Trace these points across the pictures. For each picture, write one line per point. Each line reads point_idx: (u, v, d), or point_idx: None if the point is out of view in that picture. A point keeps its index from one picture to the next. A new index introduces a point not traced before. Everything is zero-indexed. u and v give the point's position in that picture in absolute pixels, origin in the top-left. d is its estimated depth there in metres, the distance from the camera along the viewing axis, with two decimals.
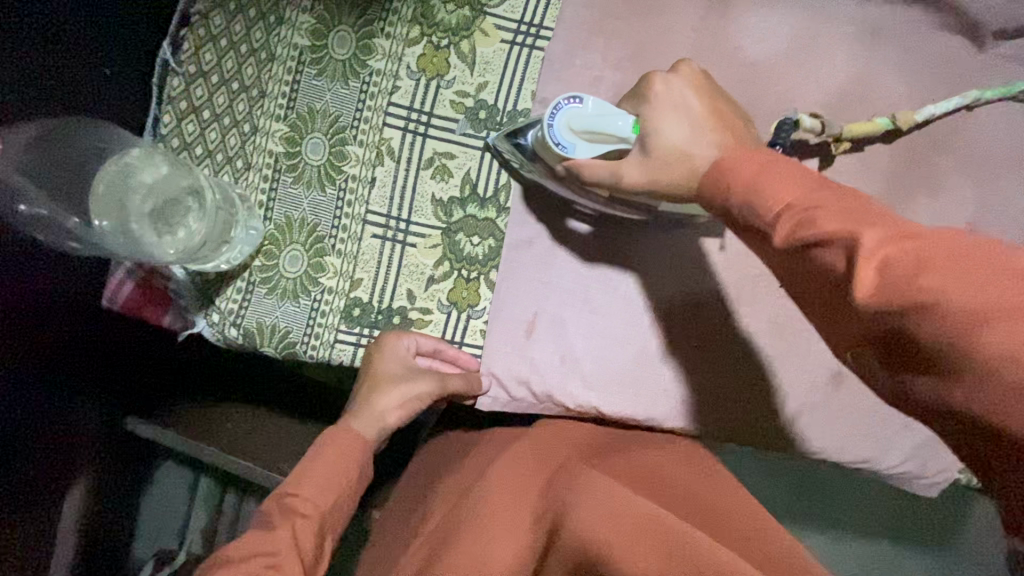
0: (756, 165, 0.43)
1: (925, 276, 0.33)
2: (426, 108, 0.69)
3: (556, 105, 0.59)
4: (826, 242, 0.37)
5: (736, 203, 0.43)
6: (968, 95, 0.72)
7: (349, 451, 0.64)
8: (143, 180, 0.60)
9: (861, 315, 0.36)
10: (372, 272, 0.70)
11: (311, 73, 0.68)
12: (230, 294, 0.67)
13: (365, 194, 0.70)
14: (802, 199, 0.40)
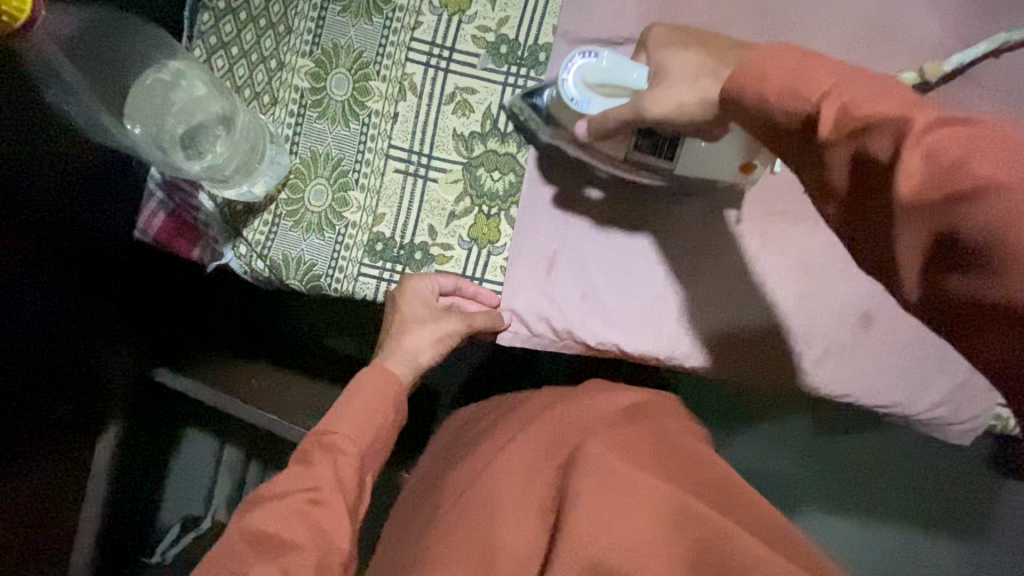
0: (791, 67, 0.41)
1: (974, 160, 0.35)
2: (448, 43, 0.70)
3: (569, 59, 0.59)
4: (875, 129, 0.37)
5: (772, 102, 0.41)
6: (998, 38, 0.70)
7: (382, 390, 0.65)
8: (179, 101, 0.63)
9: (909, 209, 0.37)
10: (395, 206, 0.71)
11: (335, 9, 0.69)
12: (257, 226, 0.69)
13: (388, 128, 0.70)
14: (844, 91, 0.39)
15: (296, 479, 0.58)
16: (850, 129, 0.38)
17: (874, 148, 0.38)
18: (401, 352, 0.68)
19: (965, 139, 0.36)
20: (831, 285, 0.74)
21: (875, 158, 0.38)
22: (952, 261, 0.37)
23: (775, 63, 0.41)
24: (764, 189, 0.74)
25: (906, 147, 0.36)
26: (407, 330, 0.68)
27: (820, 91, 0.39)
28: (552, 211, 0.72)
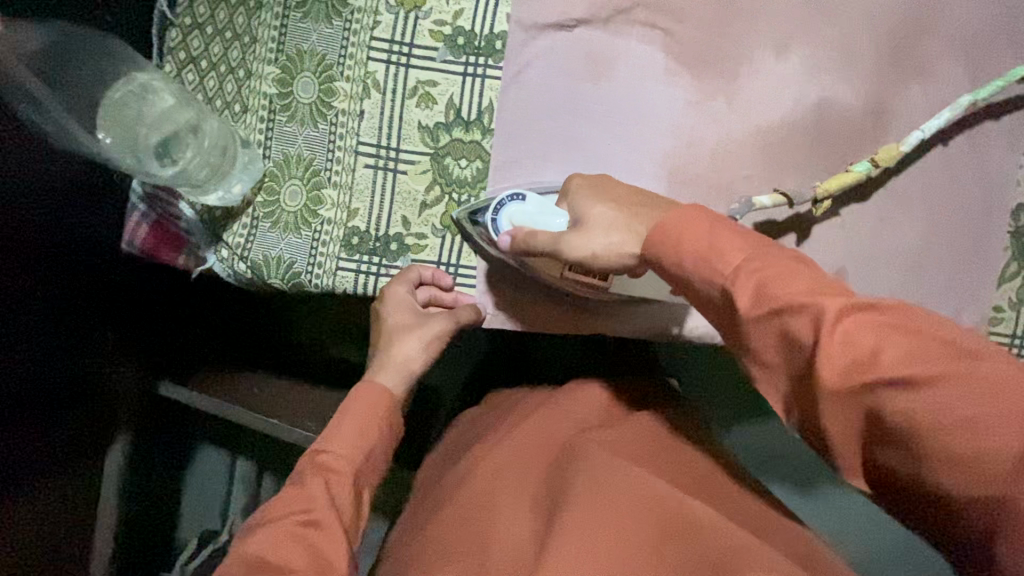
0: (705, 232, 0.48)
1: (881, 351, 0.40)
2: (407, 40, 0.72)
3: (500, 202, 0.68)
4: (794, 310, 0.42)
5: (694, 271, 0.48)
6: (961, 102, 0.73)
7: (376, 402, 0.67)
8: (150, 111, 0.66)
9: (833, 395, 0.41)
10: (368, 202, 0.73)
11: (296, 16, 0.72)
12: (236, 230, 0.72)
13: (355, 126, 0.73)
14: (755, 265, 0.45)
15: (291, 502, 0.59)
16: (773, 308, 0.43)
17: (798, 328, 0.43)
18: (394, 363, 0.72)
19: (877, 327, 0.41)
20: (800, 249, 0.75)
21: (803, 338, 0.43)
22: (883, 430, 0.41)
23: (690, 235, 0.48)
24: (730, 154, 0.74)
25: (828, 330, 0.41)
26: (395, 340, 0.72)
27: (728, 268, 0.46)
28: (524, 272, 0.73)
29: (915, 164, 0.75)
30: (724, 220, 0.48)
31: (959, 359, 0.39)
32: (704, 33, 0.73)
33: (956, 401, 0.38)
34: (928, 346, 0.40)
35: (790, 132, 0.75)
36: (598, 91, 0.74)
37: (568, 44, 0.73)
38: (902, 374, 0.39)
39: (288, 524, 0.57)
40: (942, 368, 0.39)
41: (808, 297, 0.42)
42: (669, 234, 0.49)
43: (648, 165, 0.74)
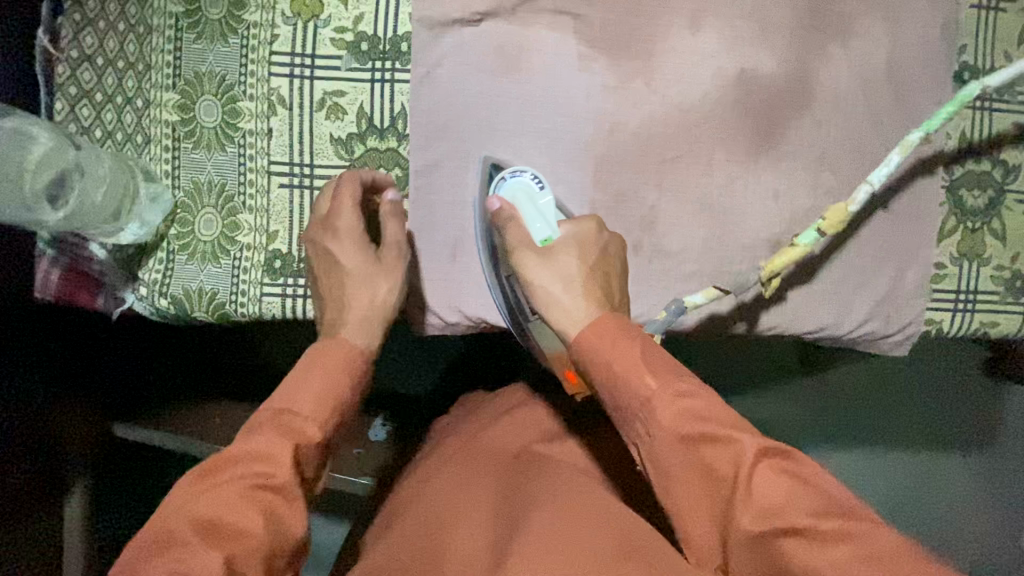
0: (638, 348, 0.51)
1: (788, 505, 0.43)
2: (309, 51, 0.70)
3: (524, 172, 0.69)
4: (715, 439, 0.46)
5: (620, 381, 0.50)
6: (907, 143, 0.70)
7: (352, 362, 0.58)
8: (29, 154, 0.58)
9: (742, 532, 0.44)
10: (287, 222, 0.71)
11: (190, 38, 0.69)
12: (153, 266, 0.69)
13: (264, 146, 0.70)
14: (683, 391, 0.48)
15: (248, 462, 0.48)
16: (692, 433, 0.47)
17: (714, 459, 0.46)
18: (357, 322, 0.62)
19: (786, 477, 0.44)
20: (734, 225, 0.74)
21: (716, 468, 0.46)
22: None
23: (623, 348, 0.51)
24: (655, 135, 0.73)
25: (744, 464, 0.45)
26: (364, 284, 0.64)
27: (651, 388, 0.49)
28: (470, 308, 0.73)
29: (842, 126, 0.74)
30: (649, 342, 0.52)
31: (853, 518, 0.42)
32: (614, 15, 0.71)
33: (847, 561, 0.41)
34: (829, 505, 0.43)
35: (713, 108, 0.73)
36: (512, 85, 0.71)
37: (476, 40, 0.70)
38: (800, 526, 0.43)
39: (235, 488, 0.47)
40: (839, 530, 0.42)
41: (726, 431, 0.46)
42: (604, 333, 0.53)
43: (571, 156, 0.72)
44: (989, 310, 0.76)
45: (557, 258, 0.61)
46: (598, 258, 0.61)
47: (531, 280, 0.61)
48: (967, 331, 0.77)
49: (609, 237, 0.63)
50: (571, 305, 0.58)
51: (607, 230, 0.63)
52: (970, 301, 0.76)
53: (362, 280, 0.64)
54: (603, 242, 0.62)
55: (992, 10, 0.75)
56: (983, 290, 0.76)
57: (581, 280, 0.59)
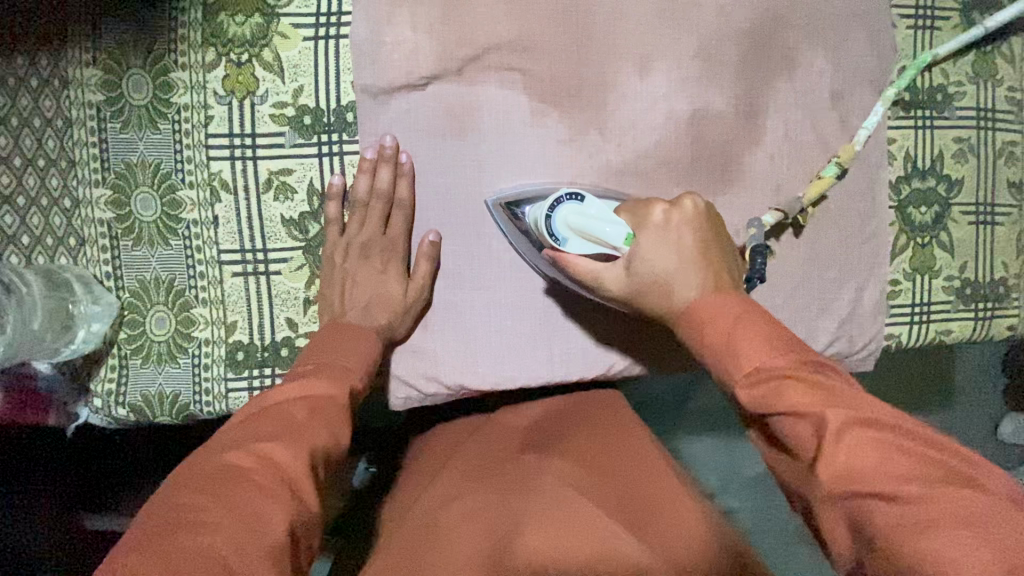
0: (730, 322, 0.49)
1: (879, 471, 0.39)
2: (248, 130, 0.66)
3: (556, 198, 0.62)
4: (797, 414, 0.43)
5: (714, 356, 0.49)
6: (885, 100, 0.75)
7: (361, 339, 0.62)
8: None
9: (832, 502, 0.41)
10: (245, 312, 0.67)
11: (115, 127, 0.64)
12: (105, 375, 0.65)
13: (212, 234, 0.66)
14: (772, 367, 0.45)
15: (257, 428, 0.51)
16: (769, 411, 0.44)
17: (793, 432, 0.43)
18: (370, 305, 0.66)
19: (879, 444, 0.40)
20: None
21: (802, 442, 0.43)
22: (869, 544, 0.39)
23: (715, 326, 0.50)
24: (614, 183, 0.72)
25: (827, 437, 0.41)
26: (364, 279, 0.67)
27: (743, 374, 0.46)
28: (444, 375, 0.71)
29: (793, 157, 0.75)
30: (748, 316, 0.49)
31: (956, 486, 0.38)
32: (562, 65, 0.70)
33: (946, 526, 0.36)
34: (927, 471, 0.38)
35: (668, 150, 0.73)
36: (466, 146, 0.69)
37: (425, 104, 0.68)
38: (880, 490, 0.39)
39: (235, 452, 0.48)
40: (934, 498, 0.37)
41: (809, 403, 0.43)
42: (700, 311, 0.52)
43: None
44: (943, 320, 0.80)
45: (632, 267, 0.57)
46: (691, 247, 0.56)
47: (617, 296, 0.60)
48: (924, 340, 0.80)
49: (679, 227, 0.57)
50: (663, 299, 0.56)
51: (676, 212, 0.58)
52: (925, 312, 0.79)
53: (389, 291, 0.67)
54: (677, 229, 0.57)
55: (926, 31, 0.77)
56: (936, 301, 0.79)
57: (668, 276, 0.55)
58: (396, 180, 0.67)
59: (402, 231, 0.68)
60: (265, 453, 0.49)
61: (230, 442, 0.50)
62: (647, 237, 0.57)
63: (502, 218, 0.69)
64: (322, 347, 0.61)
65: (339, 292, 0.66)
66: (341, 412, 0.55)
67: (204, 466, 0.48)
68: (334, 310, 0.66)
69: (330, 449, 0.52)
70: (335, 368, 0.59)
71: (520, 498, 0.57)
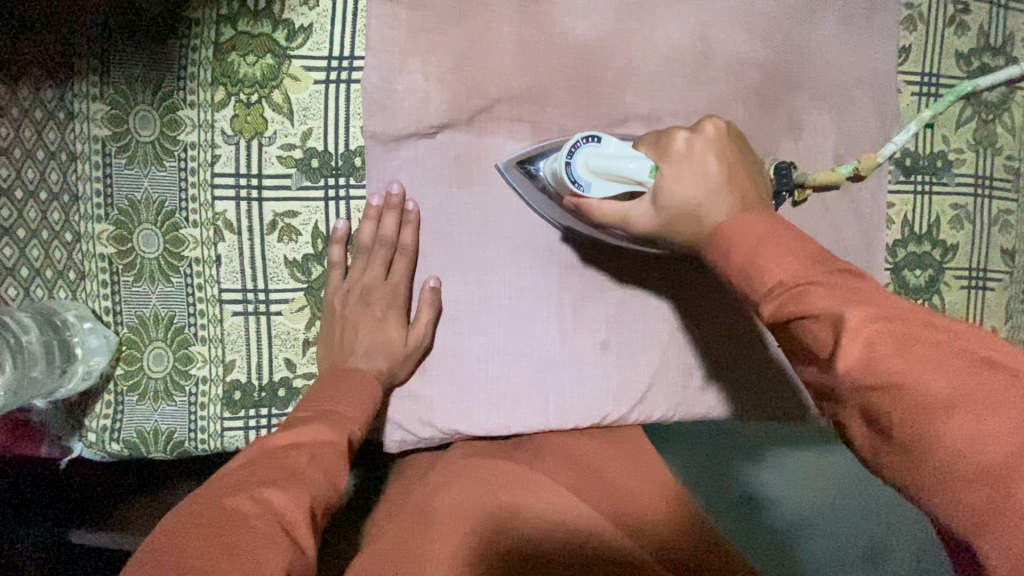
0: (755, 236, 0.42)
1: (898, 362, 0.35)
2: (255, 171, 0.66)
3: (574, 143, 0.58)
4: (814, 318, 0.37)
5: (735, 273, 0.43)
6: (923, 118, 0.76)
7: (362, 382, 0.62)
8: None
9: (850, 397, 0.37)
10: (244, 351, 0.67)
11: (120, 163, 0.64)
12: (100, 410, 0.65)
13: (213, 273, 0.66)
14: (793, 274, 0.39)
15: (253, 474, 0.48)
16: (787, 317, 0.39)
17: (811, 337, 0.38)
18: (369, 349, 0.65)
19: (898, 335, 0.36)
20: (697, 319, 0.75)
21: (818, 343, 0.38)
22: (884, 436, 0.36)
23: (738, 241, 0.43)
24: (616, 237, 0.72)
25: (846, 334, 0.36)
26: (362, 323, 0.66)
27: (766, 285, 0.40)
28: (440, 420, 0.72)
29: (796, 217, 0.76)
30: (773, 227, 0.42)
31: (983, 370, 0.34)
32: (571, 119, 0.70)
33: (965, 407, 0.33)
34: (951, 360, 0.34)
35: None
36: (472, 195, 0.69)
37: (432, 151, 0.68)
38: (900, 381, 0.34)
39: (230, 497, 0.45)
40: (954, 381, 0.34)
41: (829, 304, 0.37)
42: (723, 231, 0.45)
43: (538, 265, 0.72)
44: None
45: (659, 201, 0.52)
46: (720, 170, 0.51)
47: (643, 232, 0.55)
48: None
49: (703, 152, 0.51)
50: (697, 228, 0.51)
51: (699, 136, 0.52)
52: None
53: (388, 337, 0.66)
54: (698, 152, 0.52)
55: (931, 98, 0.78)
56: None
57: (698, 204, 0.50)
58: (400, 227, 0.67)
59: (404, 279, 0.68)
60: (264, 498, 0.45)
61: (226, 488, 0.46)
62: (676, 166, 0.52)
63: (517, 179, 0.68)
64: (320, 393, 0.60)
65: (339, 338, 0.66)
66: (339, 457, 0.52)
67: (197, 514, 0.44)
68: (334, 353, 0.65)
69: (329, 496, 0.49)
70: (335, 417, 0.56)
71: (509, 493, 0.59)
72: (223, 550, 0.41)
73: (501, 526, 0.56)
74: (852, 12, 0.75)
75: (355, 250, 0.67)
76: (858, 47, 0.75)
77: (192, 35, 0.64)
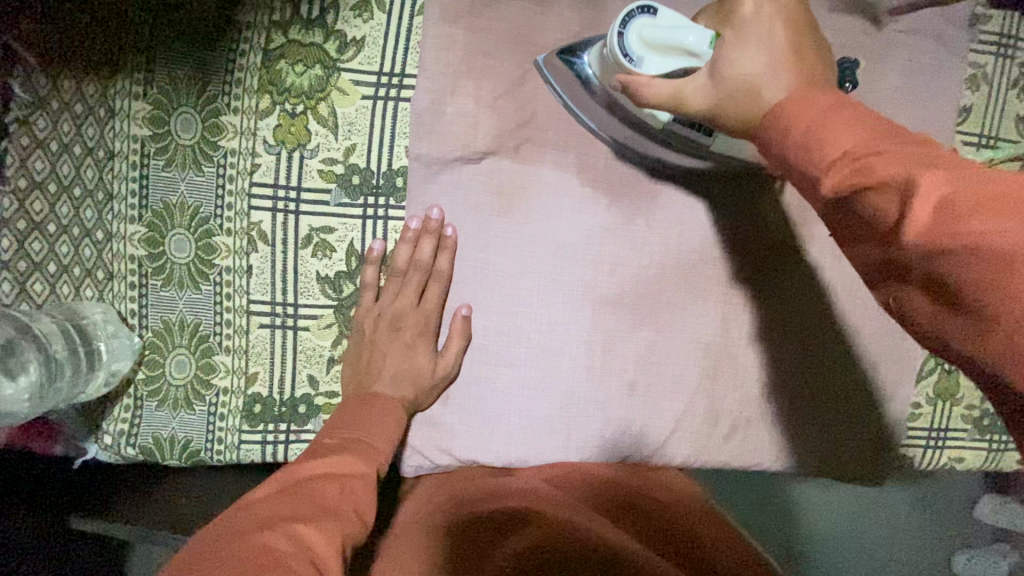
0: (827, 108, 0.35)
1: (978, 219, 0.28)
2: (294, 183, 0.64)
3: (625, 14, 0.52)
4: (878, 187, 0.31)
5: (793, 150, 0.36)
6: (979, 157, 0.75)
7: (387, 409, 0.60)
8: None
9: (915, 263, 0.31)
10: (267, 365, 0.66)
11: (158, 164, 0.63)
12: (118, 414, 0.64)
13: (243, 283, 0.65)
14: (862, 144, 0.33)
15: (283, 507, 0.46)
16: (844, 192, 0.33)
17: (876, 209, 0.32)
18: (396, 374, 0.64)
19: (975, 194, 0.29)
20: (730, 369, 0.73)
21: (880, 219, 0.32)
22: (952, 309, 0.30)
23: (808, 113, 0.36)
24: (654, 277, 0.70)
25: (912, 202, 0.30)
26: (390, 347, 0.65)
27: (822, 163, 0.34)
28: (458, 450, 0.70)
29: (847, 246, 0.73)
30: (847, 104, 0.35)
31: None
32: (619, 154, 0.68)
33: None
34: None
35: (712, 250, 0.71)
36: (512, 224, 0.67)
37: (475, 177, 0.66)
38: (974, 246, 0.28)
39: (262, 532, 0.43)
40: None
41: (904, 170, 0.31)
42: (789, 105, 0.37)
43: (572, 301, 0.70)
44: (957, 447, 0.79)
45: (718, 72, 0.45)
46: (791, 48, 0.43)
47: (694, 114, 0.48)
48: (934, 464, 0.80)
49: (767, 18, 0.44)
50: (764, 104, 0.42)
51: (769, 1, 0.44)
52: (941, 437, 0.79)
53: (414, 364, 0.65)
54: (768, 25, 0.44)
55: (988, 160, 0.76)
56: (953, 428, 0.79)
57: (759, 79, 0.43)
58: (436, 251, 0.66)
59: (437, 306, 0.67)
60: (297, 534, 0.44)
61: (258, 521, 0.45)
62: (739, 37, 0.45)
63: (553, 75, 0.64)
64: (346, 419, 0.58)
65: (365, 362, 0.65)
66: (369, 490, 0.52)
67: (232, 544, 0.42)
68: (360, 375, 0.64)
69: (359, 533, 0.48)
70: (362, 446, 0.55)
71: (507, 505, 0.61)
72: None
73: (505, 528, 0.57)
74: (916, 65, 0.73)
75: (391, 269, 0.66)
76: (920, 101, 0.73)
77: (242, 40, 0.62)
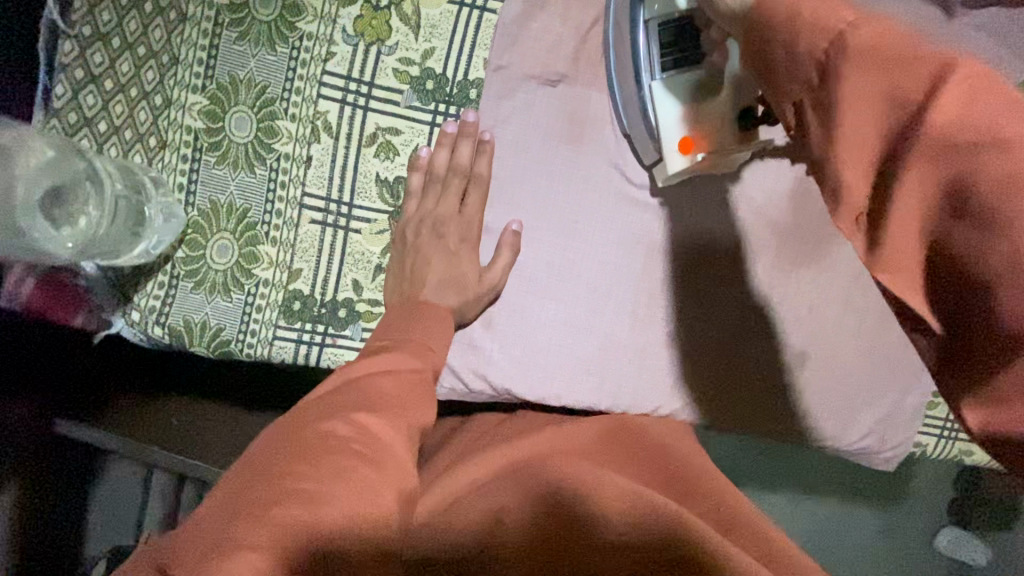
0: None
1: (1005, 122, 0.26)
2: (366, 78, 0.62)
3: None
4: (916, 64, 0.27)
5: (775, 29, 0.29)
6: None
7: (436, 313, 0.58)
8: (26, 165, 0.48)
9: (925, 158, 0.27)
10: (313, 262, 0.63)
11: (231, 36, 0.60)
12: (151, 289, 0.61)
13: (300, 174, 0.63)
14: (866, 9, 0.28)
15: (347, 396, 0.45)
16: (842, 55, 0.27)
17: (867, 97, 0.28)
18: (447, 280, 0.61)
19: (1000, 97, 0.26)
20: (776, 335, 0.71)
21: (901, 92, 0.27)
22: (955, 216, 0.28)
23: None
24: (711, 227, 0.69)
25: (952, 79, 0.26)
26: (440, 257, 0.62)
27: (847, 19, 0.28)
28: (493, 379, 0.68)
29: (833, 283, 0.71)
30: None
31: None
32: None
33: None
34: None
35: (772, 211, 0.70)
36: (579, 156, 0.66)
37: (549, 101, 0.65)
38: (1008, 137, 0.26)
39: (313, 429, 0.42)
40: None
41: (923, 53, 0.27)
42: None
43: (625, 242, 0.69)
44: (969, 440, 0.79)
45: None
46: None
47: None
48: (947, 456, 0.80)
49: None
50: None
51: None
52: (954, 428, 0.79)
53: (463, 274, 0.63)
54: None
55: None
56: None
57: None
58: (474, 157, 0.64)
59: (477, 213, 0.65)
60: (360, 421, 0.43)
61: (322, 410, 0.44)
62: None
63: None
64: (396, 323, 0.56)
65: (410, 269, 0.62)
66: (424, 383, 0.50)
67: (298, 432, 0.42)
68: (403, 283, 0.62)
69: (422, 423, 0.47)
70: (415, 345, 0.53)
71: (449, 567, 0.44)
72: (323, 465, 0.40)
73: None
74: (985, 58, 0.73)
75: (443, 179, 0.64)
76: None
77: None
